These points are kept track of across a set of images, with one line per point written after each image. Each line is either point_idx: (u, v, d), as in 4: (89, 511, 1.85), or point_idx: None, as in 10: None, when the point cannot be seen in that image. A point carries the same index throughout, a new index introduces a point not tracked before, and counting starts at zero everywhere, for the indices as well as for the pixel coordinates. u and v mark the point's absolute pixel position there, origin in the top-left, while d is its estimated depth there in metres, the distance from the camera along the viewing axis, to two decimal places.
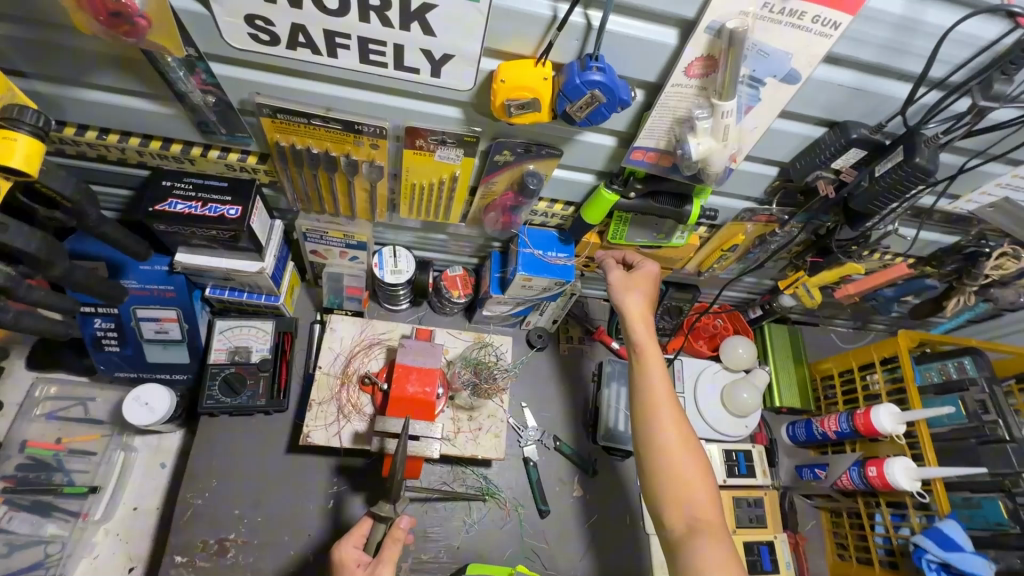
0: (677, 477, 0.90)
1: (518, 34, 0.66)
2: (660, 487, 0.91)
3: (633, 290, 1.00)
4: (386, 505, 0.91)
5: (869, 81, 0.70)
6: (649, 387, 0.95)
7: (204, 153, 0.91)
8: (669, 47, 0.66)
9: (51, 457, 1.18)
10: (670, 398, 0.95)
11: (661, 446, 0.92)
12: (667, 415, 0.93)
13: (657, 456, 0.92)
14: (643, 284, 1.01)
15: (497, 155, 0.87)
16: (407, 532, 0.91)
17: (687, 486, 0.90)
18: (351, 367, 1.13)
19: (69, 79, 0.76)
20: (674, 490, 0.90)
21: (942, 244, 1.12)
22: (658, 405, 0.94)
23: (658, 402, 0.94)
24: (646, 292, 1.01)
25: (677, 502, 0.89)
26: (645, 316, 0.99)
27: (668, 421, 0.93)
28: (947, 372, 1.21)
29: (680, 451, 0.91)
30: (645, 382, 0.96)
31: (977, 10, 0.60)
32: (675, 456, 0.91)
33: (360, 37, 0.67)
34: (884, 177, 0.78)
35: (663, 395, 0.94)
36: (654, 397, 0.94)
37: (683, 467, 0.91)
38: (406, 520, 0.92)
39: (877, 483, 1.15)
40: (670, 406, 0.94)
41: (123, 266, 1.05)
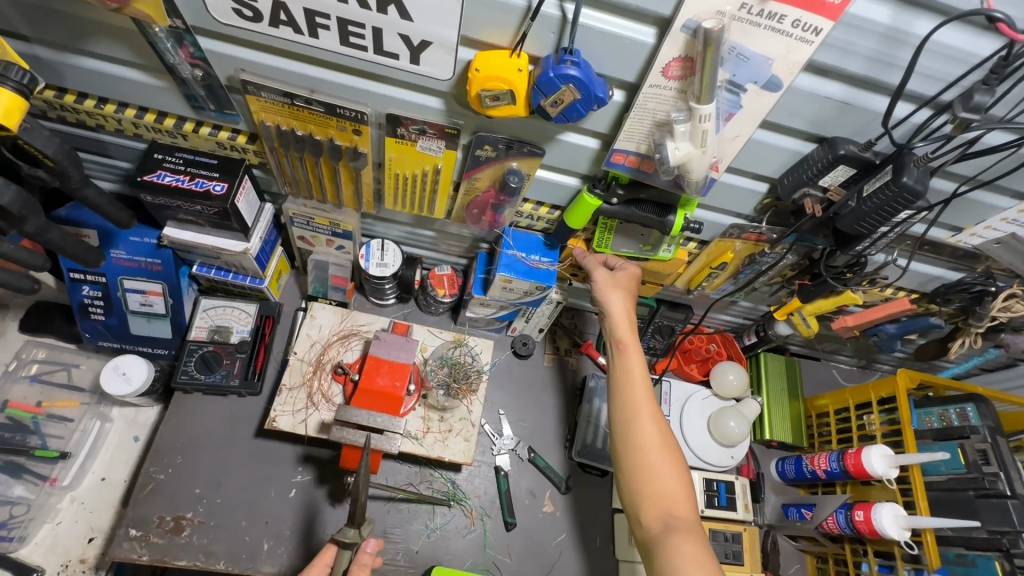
0: (655, 476, 0.87)
1: (494, 23, 0.66)
2: (638, 486, 0.88)
3: (617, 289, 1.00)
4: (350, 532, 0.88)
5: (858, 95, 0.67)
6: (630, 386, 0.94)
7: (197, 129, 0.93)
8: (647, 46, 0.65)
9: (29, 420, 1.19)
10: (649, 397, 0.93)
11: (640, 444, 0.89)
12: (647, 413, 0.91)
13: (637, 454, 0.89)
14: (627, 284, 1.01)
15: (479, 150, 0.86)
16: (374, 557, 0.92)
17: (666, 484, 0.87)
18: (326, 356, 1.12)
19: (68, 46, 0.79)
20: (652, 489, 0.87)
21: (947, 280, 1.07)
22: (638, 404, 0.92)
23: (639, 400, 0.92)
24: (629, 293, 1.01)
25: (655, 501, 0.86)
26: (627, 316, 0.99)
27: (648, 418, 0.91)
28: (948, 419, 1.14)
29: (660, 450, 0.89)
30: (627, 380, 0.94)
31: (963, 22, 0.57)
32: (655, 453, 0.89)
33: (339, 18, 0.67)
34: (871, 197, 0.75)
35: (644, 393, 0.93)
36: (635, 395, 0.92)
37: (663, 466, 0.88)
38: (373, 543, 0.93)
39: (864, 529, 1.08)
40: (651, 403, 0.92)
41: (112, 236, 1.07)
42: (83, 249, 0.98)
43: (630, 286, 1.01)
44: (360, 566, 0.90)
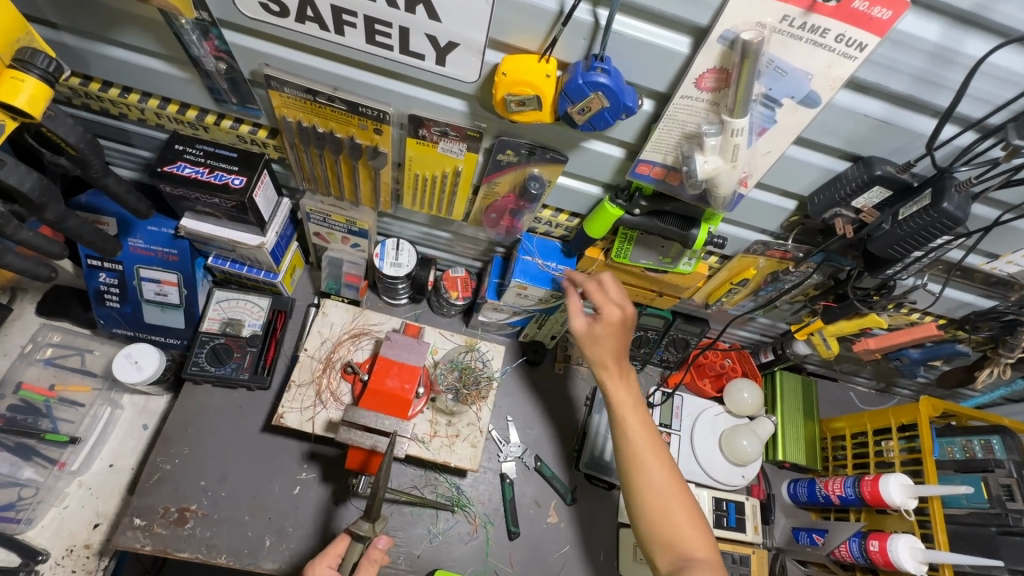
0: (664, 519, 0.85)
1: (525, 26, 0.64)
2: (649, 532, 0.86)
3: (598, 334, 0.92)
4: (364, 526, 0.86)
5: (899, 115, 0.65)
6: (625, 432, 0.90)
7: (218, 122, 0.93)
8: (681, 56, 0.62)
9: (42, 403, 1.20)
10: (648, 438, 0.90)
11: (645, 489, 0.87)
12: (648, 455, 0.88)
13: (643, 500, 0.86)
14: (607, 326, 0.91)
15: (500, 155, 0.84)
16: (385, 553, 0.91)
17: (674, 525, 0.85)
18: (336, 355, 1.11)
19: (94, 34, 0.79)
20: (662, 531, 0.85)
21: (978, 308, 1.03)
22: (638, 449, 0.89)
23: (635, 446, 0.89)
24: (613, 333, 0.92)
25: (666, 544, 0.85)
26: (612, 356, 0.92)
27: (646, 464, 0.88)
28: (971, 450, 1.10)
29: (665, 491, 0.86)
30: (620, 428, 0.91)
31: (1016, 42, 0.54)
32: (661, 495, 0.86)
33: (366, 16, 0.66)
34: (908, 221, 0.72)
35: (645, 437, 0.89)
36: (630, 443, 0.89)
37: (671, 505, 0.86)
38: (383, 539, 0.92)
39: (878, 560, 1.05)
40: (651, 446, 0.89)
41: (130, 224, 1.08)
42: (103, 237, 0.98)
43: (614, 325, 0.91)
44: (369, 561, 0.89)
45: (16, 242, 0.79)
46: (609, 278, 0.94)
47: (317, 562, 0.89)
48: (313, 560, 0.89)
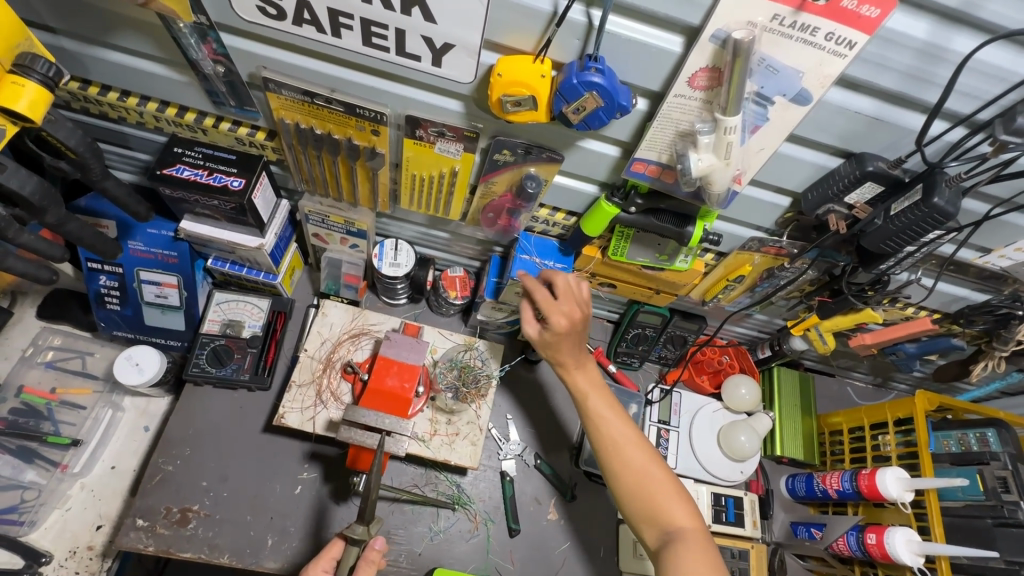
0: (646, 497, 0.86)
1: (519, 28, 0.65)
2: (634, 512, 0.88)
3: (555, 340, 0.91)
4: (358, 529, 0.87)
5: (889, 111, 0.66)
6: (597, 422, 0.92)
7: (216, 124, 0.94)
8: (674, 55, 0.63)
9: (43, 406, 1.21)
10: (616, 423, 0.91)
11: (623, 472, 0.88)
12: (620, 440, 0.90)
13: (621, 483, 0.88)
14: (559, 333, 0.90)
15: (497, 154, 0.85)
16: (382, 555, 0.91)
17: (655, 501, 0.86)
18: (335, 355, 1.12)
19: (92, 38, 0.80)
20: (644, 509, 0.86)
21: (971, 302, 1.04)
22: (611, 434, 0.90)
23: (610, 435, 0.90)
24: (568, 336, 0.91)
25: (650, 521, 0.86)
26: (572, 352, 0.94)
27: (625, 449, 0.89)
28: (967, 443, 1.11)
29: (642, 472, 0.87)
30: (592, 419, 0.92)
31: (1002, 39, 0.55)
32: (638, 475, 0.87)
33: (363, 19, 0.67)
34: (900, 215, 0.73)
35: (614, 423, 0.91)
36: (606, 433, 0.91)
37: (651, 483, 0.87)
38: (379, 541, 0.92)
39: (876, 553, 1.06)
40: (621, 430, 0.91)
41: (130, 228, 1.08)
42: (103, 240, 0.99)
43: (565, 332, 0.90)
44: (368, 562, 0.89)
45: (18, 245, 0.80)
46: (563, 279, 0.92)
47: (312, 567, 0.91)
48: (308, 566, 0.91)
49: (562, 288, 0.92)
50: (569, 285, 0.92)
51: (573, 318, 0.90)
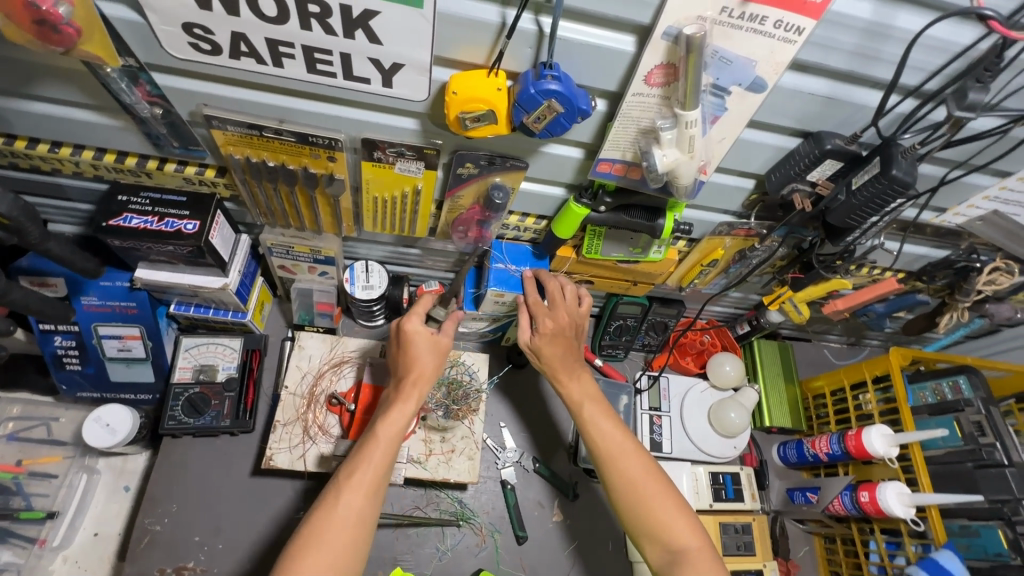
0: (648, 513, 0.86)
1: (469, 41, 0.63)
2: (635, 526, 0.88)
3: (545, 344, 0.98)
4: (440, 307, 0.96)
5: (840, 89, 0.67)
6: (595, 430, 0.93)
7: (161, 166, 0.89)
8: (627, 54, 0.63)
9: (10, 480, 1.12)
10: (611, 432, 0.93)
11: (624, 485, 0.89)
12: (618, 452, 0.91)
13: (619, 495, 0.89)
14: (547, 336, 0.97)
15: (460, 169, 0.84)
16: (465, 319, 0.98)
17: (657, 517, 0.86)
18: (318, 388, 1.09)
19: (9, 91, 0.74)
20: (646, 525, 0.86)
21: (932, 258, 1.08)
22: (609, 445, 0.92)
23: (608, 445, 0.92)
24: (556, 339, 0.98)
25: (653, 538, 0.86)
26: (564, 359, 0.98)
27: (625, 454, 0.91)
28: (942, 393, 1.15)
29: (642, 487, 0.88)
30: (591, 429, 0.93)
31: (944, 12, 0.56)
32: (636, 489, 0.88)
33: (304, 46, 0.64)
34: (862, 189, 0.74)
35: (610, 434, 0.92)
36: (604, 441, 0.92)
37: (652, 498, 0.87)
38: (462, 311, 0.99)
39: (870, 509, 1.10)
40: (619, 442, 0.92)
41: (80, 283, 1.02)
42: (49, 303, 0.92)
43: (552, 333, 0.97)
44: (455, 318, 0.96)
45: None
46: (552, 282, 0.98)
47: (409, 317, 0.93)
48: (404, 317, 0.93)
49: (551, 292, 0.99)
50: (562, 287, 0.99)
51: (566, 319, 0.97)
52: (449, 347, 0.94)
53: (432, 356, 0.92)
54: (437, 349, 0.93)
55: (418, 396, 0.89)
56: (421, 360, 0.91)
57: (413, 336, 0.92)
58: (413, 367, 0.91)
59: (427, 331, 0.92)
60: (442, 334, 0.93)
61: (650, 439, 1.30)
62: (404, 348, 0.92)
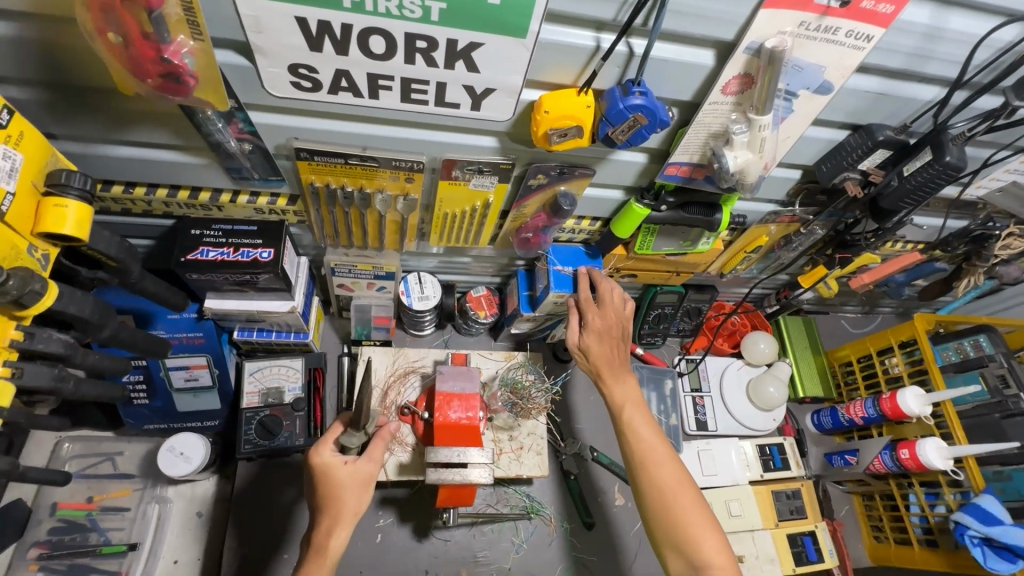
0: (676, 526, 0.88)
1: (561, 64, 0.67)
2: (661, 534, 0.90)
3: (591, 342, 1.00)
4: (354, 437, 0.86)
5: (894, 86, 0.73)
6: (634, 434, 0.95)
7: (234, 199, 0.91)
8: (707, 68, 0.68)
9: (84, 518, 1.15)
10: (649, 438, 0.94)
11: (658, 496, 0.90)
12: (654, 461, 0.92)
13: (651, 502, 0.91)
14: (593, 334, 1.00)
15: (531, 180, 0.88)
16: (397, 428, 0.90)
17: (686, 532, 0.87)
18: (389, 399, 1.13)
19: (97, 137, 0.75)
20: (674, 538, 0.88)
21: (952, 229, 1.16)
22: (646, 452, 0.93)
23: (646, 450, 0.93)
24: (603, 339, 1.00)
25: (680, 548, 0.88)
26: (607, 359, 1.00)
27: (661, 463, 0.92)
28: (964, 352, 1.24)
29: (675, 501, 0.89)
30: (630, 432, 0.95)
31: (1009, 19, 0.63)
32: (667, 501, 0.89)
33: (403, 78, 0.67)
34: (913, 175, 0.81)
35: (649, 440, 0.94)
36: (642, 445, 0.93)
37: (683, 513, 0.88)
38: (396, 420, 0.91)
39: (911, 465, 1.18)
40: (657, 448, 0.93)
41: (150, 317, 1.03)
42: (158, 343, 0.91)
43: (599, 332, 1.00)
44: (382, 440, 0.89)
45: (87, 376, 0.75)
46: (606, 285, 1.00)
47: (320, 449, 0.88)
48: (313, 449, 0.88)
49: (603, 293, 1.02)
50: (613, 289, 1.01)
51: (616, 320, 1.01)
52: (375, 474, 0.88)
53: (355, 492, 0.86)
54: (356, 481, 0.87)
55: (337, 543, 0.84)
56: (341, 493, 0.85)
57: (327, 468, 0.86)
58: (332, 507, 0.85)
59: (341, 460, 0.87)
60: (359, 461, 0.87)
61: (695, 419, 1.38)
62: (323, 484, 0.86)
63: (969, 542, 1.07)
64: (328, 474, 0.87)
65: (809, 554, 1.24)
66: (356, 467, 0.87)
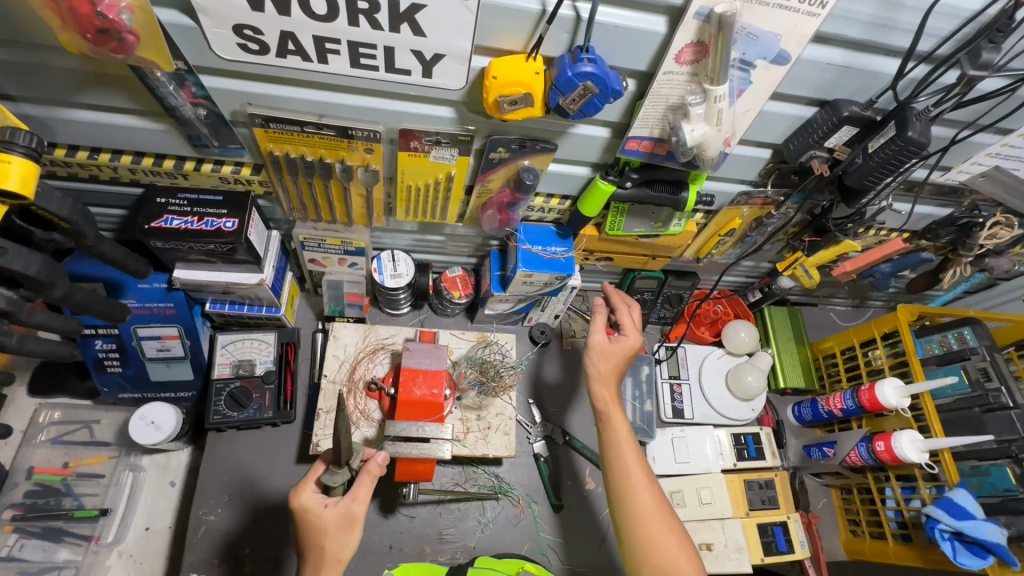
0: (653, 544, 0.88)
1: (510, 29, 0.66)
2: (637, 551, 0.89)
3: (611, 354, 1.02)
4: (336, 475, 0.84)
5: (858, 59, 0.71)
6: (618, 450, 0.95)
7: (198, 167, 0.91)
8: (659, 35, 0.66)
9: (59, 483, 1.17)
10: (631, 455, 0.94)
11: (634, 512, 0.90)
12: (633, 479, 0.92)
13: (628, 518, 0.90)
14: (621, 347, 1.02)
15: (493, 153, 0.87)
16: (384, 465, 0.88)
17: (663, 549, 0.88)
18: (357, 375, 1.13)
19: (56, 99, 0.76)
20: (649, 557, 0.88)
21: (937, 217, 1.13)
22: (627, 469, 0.93)
23: (629, 466, 0.93)
24: (622, 355, 1.02)
25: (655, 567, 0.87)
26: (608, 377, 1.01)
27: (641, 482, 0.92)
28: (948, 344, 1.22)
29: (652, 519, 0.89)
30: (615, 447, 0.96)
31: None
32: (646, 518, 0.90)
33: (350, 42, 0.66)
34: (878, 152, 0.79)
35: (631, 457, 0.94)
36: (626, 462, 0.94)
37: (661, 534, 0.89)
38: (381, 454, 0.89)
39: (886, 458, 1.16)
40: (637, 465, 0.94)
41: (121, 286, 1.04)
42: (116, 305, 0.96)
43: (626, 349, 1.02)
44: (368, 476, 0.87)
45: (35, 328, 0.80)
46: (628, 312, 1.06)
47: (300, 492, 0.86)
48: (295, 491, 0.86)
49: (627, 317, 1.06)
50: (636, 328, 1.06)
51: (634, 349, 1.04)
52: (361, 514, 0.85)
53: (338, 532, 0.84)
54: (341, 521, 0.85)
55: None
56: (324, 538, 0.83)
57: (309, 513, 0.84)
58: (318, 547, 0.83)
59: (323, 503, 0.85)
60: (342, 501, 0.85)
61: (672, 407, 1.37)
62: (307, 529, 0.84)
63: (939, 537, 1.04)
64: (309, 517, 0.85)
65: (779, 544, 1.22)
66: (343, 507, 0.85)
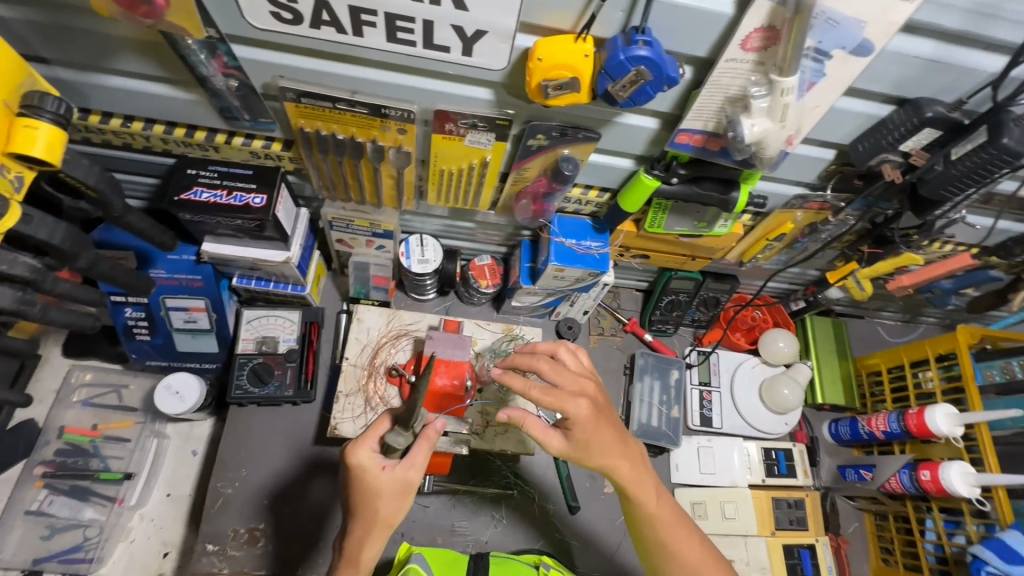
0: None
1: (560, 4, 0.60)
2: None
3: (576, 433, 0.76)
4: (400, 437, 0.77)
5: (950, 53, 0.63)
6: (654, 525, 0.81)
7: (229, 140, 0.89)
8: (725, 17, 0.60)
9: (88, 443, 1.20)
10: (669, 527, 0.81)
11: None
12: (678, 550, 0.81)
13: None
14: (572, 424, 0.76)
15: (531, 140, 0.82)
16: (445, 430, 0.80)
17: None
18: (378, 359, 1.11)
19: (90, 65, 0.75)
20: None
21: (1013, 233, 1.03)
22: (670, 544, 0.81)
23: (672, 539, 0.81)
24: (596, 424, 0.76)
25: None
26: (616, 451, 0.78)
27: (690, 554, 0.81)
28: (1011, 371, 1.13)
29: None
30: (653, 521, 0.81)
31: None
32: None
33: (388, 13, 0.62)
34: (962, 160, 0.71)
35: (667, 529, 0.81)
36: (667, 535, 0.81)
37: None
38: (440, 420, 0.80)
39: (931, 488, 1.08)
40: (678, 535, 0.82)
41: (151, 256, 1.05)
42: (140, 278, 1.01)
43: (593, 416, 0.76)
44: (427, 442, 0.78)
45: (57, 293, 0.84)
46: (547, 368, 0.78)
47: (358, 449, 0.78)
48: (351, 447, 0.78)
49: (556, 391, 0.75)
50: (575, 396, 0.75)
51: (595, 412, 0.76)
52: (418, 482, 0.78)
53: (394, 499, 0.77)
54: (398, 488, 0.77)
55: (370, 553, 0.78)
56: (378, 501, 0.76)
57: (365, 472, 0.77)
58: (370, 508, 0.77)
59: (380, 466, 0.77)
60: (400, 467, 0.77)
61: (700, 414, 1.29)
62: (360, 488, 0.77)
63: None
64: (363, 477, 0.78)
65: (805, 568, 1.18)
66: (403, 474, 0.77)
